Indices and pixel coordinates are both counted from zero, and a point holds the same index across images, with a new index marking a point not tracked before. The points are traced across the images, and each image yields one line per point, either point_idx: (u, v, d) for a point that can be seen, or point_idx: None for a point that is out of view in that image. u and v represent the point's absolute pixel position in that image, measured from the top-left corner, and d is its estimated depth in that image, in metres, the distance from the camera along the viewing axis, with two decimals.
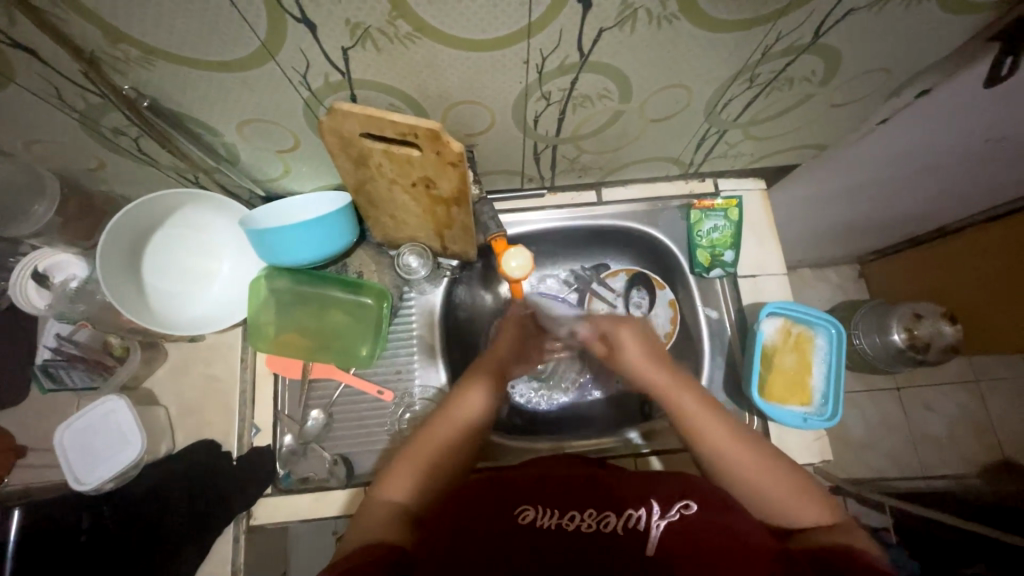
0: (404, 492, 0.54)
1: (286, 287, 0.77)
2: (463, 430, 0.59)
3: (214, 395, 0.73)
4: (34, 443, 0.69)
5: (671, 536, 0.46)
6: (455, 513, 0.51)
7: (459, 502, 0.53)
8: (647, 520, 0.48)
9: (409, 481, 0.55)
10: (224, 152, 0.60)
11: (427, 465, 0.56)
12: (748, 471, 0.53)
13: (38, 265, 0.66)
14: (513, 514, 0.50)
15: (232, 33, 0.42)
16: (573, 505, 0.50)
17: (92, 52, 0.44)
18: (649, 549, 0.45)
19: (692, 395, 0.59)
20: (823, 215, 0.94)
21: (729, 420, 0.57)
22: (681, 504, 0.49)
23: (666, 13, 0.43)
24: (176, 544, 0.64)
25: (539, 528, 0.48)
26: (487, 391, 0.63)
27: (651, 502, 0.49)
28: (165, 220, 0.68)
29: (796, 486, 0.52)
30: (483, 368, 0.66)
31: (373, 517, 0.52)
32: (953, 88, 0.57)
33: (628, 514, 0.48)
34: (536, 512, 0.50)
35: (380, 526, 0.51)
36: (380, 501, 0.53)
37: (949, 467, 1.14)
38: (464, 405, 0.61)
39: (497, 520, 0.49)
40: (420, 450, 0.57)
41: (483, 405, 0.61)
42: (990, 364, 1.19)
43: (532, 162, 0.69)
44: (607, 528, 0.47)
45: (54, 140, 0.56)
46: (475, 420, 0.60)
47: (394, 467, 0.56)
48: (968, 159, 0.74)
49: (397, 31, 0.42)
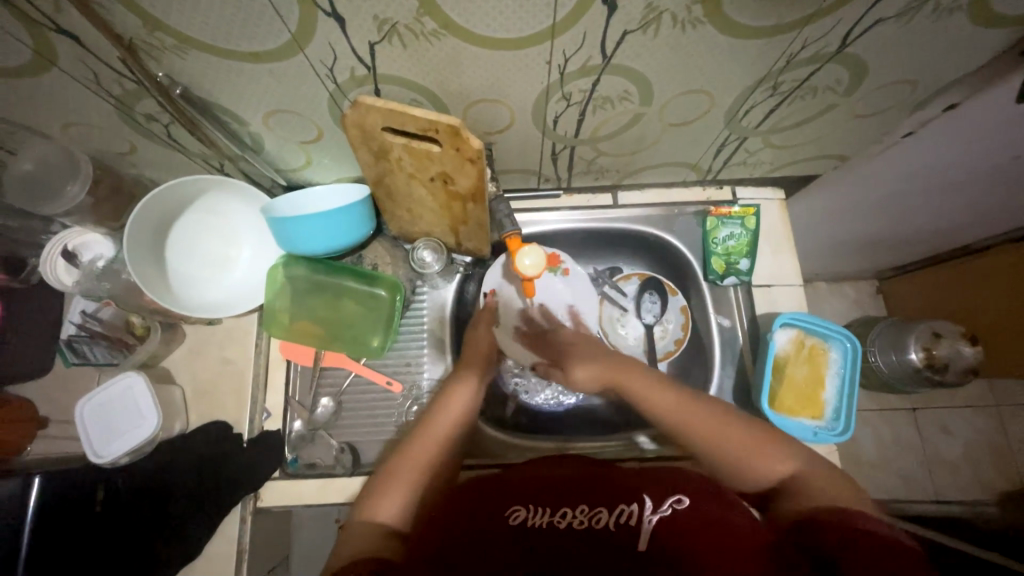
0: (393, 513, 0.52)
1: (302, 275, 0.78)
2: (449, 431, 0.61)
3: (227, 378, 0.75)
4: (57, 415, 0.71)
5: (662, 531, 0.48)
6: (447, 519, 0.53)
7: (452, 503, 0.55)
8: (640, 515, 0.49)
9: (398, 498, 0.53)
10: (249, 140, 0.62)
11: (414, 477, 0.55)
12: (711, 434, 0.56)
13: (69, 243, 0.69)
14: (504, 515, 0.52)
15: (264, 25, 0.43)
16: (564, 502, 0.52)
17: (131, 39, 0.45)
18: (641, 544, 0.47)
19: (642, 372, 0.64)
20: (843, 228, 0.92)
21: (673, 389, 0.61)
22: (673, 499, 0.50)
23: (690, 17, 0.43)
24: (184, 520, 0.66)
25: (528, 527, 0.50)
26: (473, 389, 0.66)
27: (643, 497, 0.51)
28: (188, 205, 0.70)
29: (761, 442, 0.54)
30: (468, 361, 0.70)
31: (362, 538, 0.49)
32: (983, 103, 0.55)
33: (620, 510, 0.50)
34: (527, 511, 0.52)
35: (368, 542, 0.49)
36: (367, 521, 0.51)
37: (963, 492, 1.11)
38: (450, 406, 0.63)
39: (485, 521, 0.52)
40: (408, 463, 0.56)
41: (469, 399, 0.65)
42: (1012, 389, 1.16)
43: (549, 162, 0.69)
44: (599, 525, 0.49)
45: (89, 124, 0.58)
46: (461, 421, 0.63)
47: (380, 485, 0.55)
48: (997, 177, 0.72)
49: (423, 27, 0.43)
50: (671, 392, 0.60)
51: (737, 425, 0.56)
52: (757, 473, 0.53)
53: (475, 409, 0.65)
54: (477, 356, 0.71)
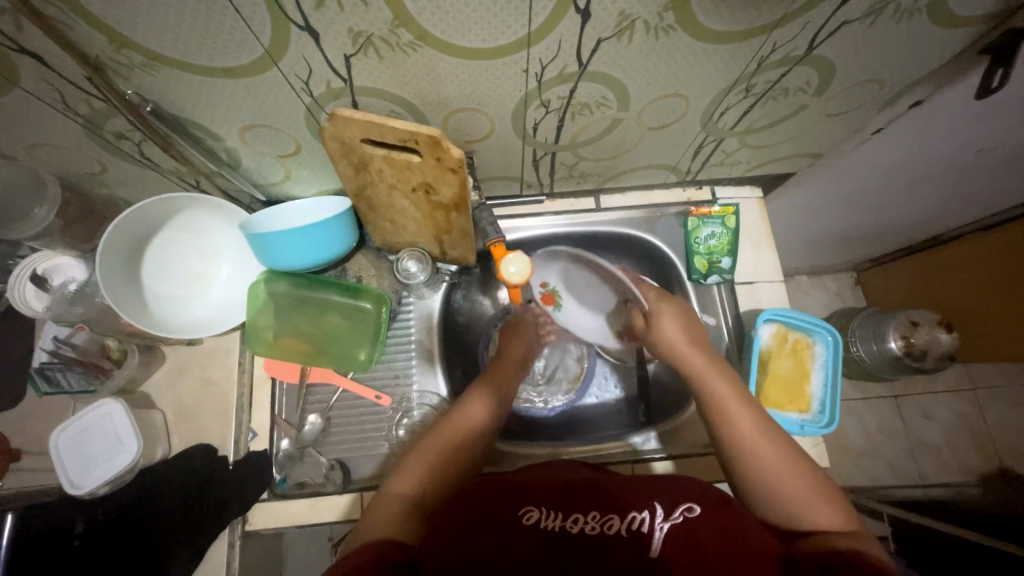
0: (415, 484, 0.54)
1: (285, 291, 0.76)
2: (461, 435, 0.60)
3: (210, 399, 0.73)
4: (29, 447, 0.68)
5: (676, 540, 0.45)
6: (453, 516, 0.49)
7: (462, 505, 0.50)
8: (652, 522, 0.46)
9: (415, 479, 0.55)
10: (225, 156, 0.61)
11: (434, 468, 0.56)
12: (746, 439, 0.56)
13: (38, 267, 0.67)
14: (516, 515, 0.48)
15: (235, 40, 0.42)
16: (576, 507, 0.48)
17: (97, 57, 0.44)
18: (655, 549, 0.44)
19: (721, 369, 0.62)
20: (819, 223, 0.94)
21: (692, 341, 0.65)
22: (684, 507, 0.48)
23: (663, 24, 0.44)
24: (170, 549, 0.64)
25: (541, 530, 0.46)
26: (487, 405, 0.64)
27: (654, 504, 0.48)
28: (166, 224, 0.68)
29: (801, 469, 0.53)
30: (493, 378, 0.69)
31: (383, 512, 0.51)
32: (947, 98, 0.57)
33: (631, 517, 0.47)
34: (540, 513, 0.48)
35: (389, 517, 0.50)
36: (391, 496, 0.53)
37: (946, 475, 1.14)
38: (456, 422, 0.61)
39: (505, 521, 0.48)
40: (427, 451, 0.58)
41: (483, 416, 0.63)
42: (987, 372, 1.20)
43: (531, 168, 0.70)
44: (611, 531, 0.46)
45: (57, 145, 0.56)
46: (466, 435, 0.60)
47: (404, 465, 0.57)
48: (964, 169, 0.74)
49: (399, 39, 0.43)
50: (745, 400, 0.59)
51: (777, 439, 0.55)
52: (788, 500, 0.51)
53: (489, 425, 0.63)
54: (499, 377, 0.69)
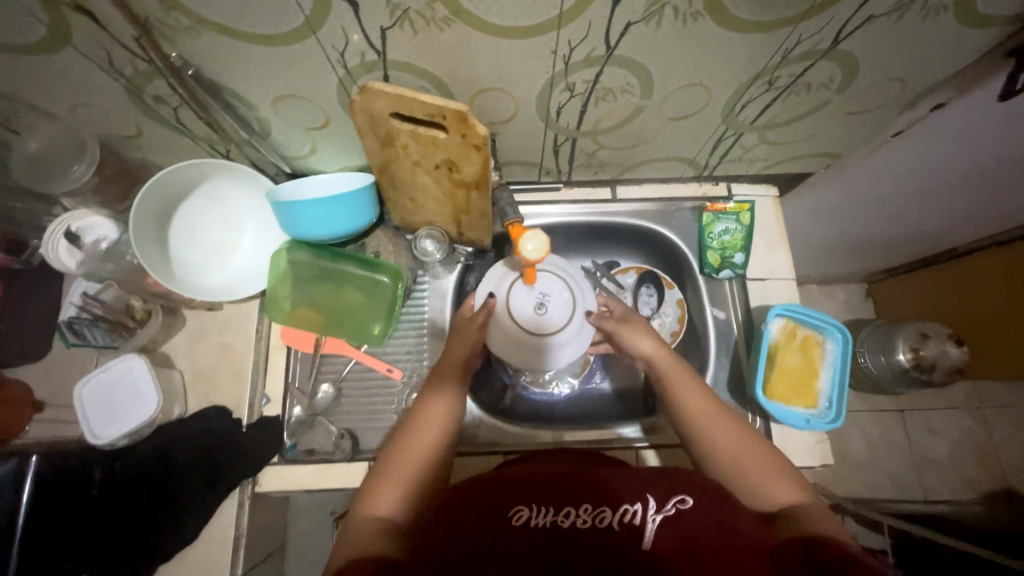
0: (391, 497, 0.55)
1: (306, 261, 0.78)
2: (436, 428, 0.61)
3: (226, 364, 0.75)
4: (53, 399, 0.71)
5: (667, 532, 0.45)
6: (444, 512, 0.49)
7: (449, 498, 0.51)
8: (644, 515, 0.47)
9: (393, 493, 0.55)
10: (256, 125, 0.63)
11: (411, 468, 0.57)
12: (712, 433, 0.59)
13: (71, 225, 0.68)
14: (507, 515, 0.47)
15: (278, 8, 0.44)
16: (568, 500, 0.48)
17: (147, 18, 0.46)
18: (647, 543, 0.45)
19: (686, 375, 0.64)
20: (833, 229, 0.95)
21: (663, 348, 0.68)
22: (677, 499, 0.48)
23: (691, 10, 0.45)
24: (182, 504, 0.66)
25: (533, 528, 0.46)
26: (452, 392, 0.64)
27: (647, 497, 0.48)
28: (194, 190, 0.71)
29: (769, 468, 0.56)
30: (445, 370, 0.66)
31: (362, 534, 0.51)
32: (968, 103, 0.58)
33: (624, 509, 0.47)
34: (531, 511, 0.47)
35: (370, 538, 0.51)
36: (368, 516, 0.53)
37: (949, 491, 1.13)
38: (425, 419, 0.61)
39: (493, 521, 0.47)
40: (402, 455, 0.58)
41: (449, 404, 0.63)
42: (996, 389, 1.19)
43: (551, 154, 0.71)
44: (603, 523, 0.46)
45: (99, 106, 0.58)
46: (436, 432, 0.61)
47: (378, 481, 0.57)
48: (981, 179, 0.74)
49: (434, 13, 0.44)
50: (708, 403, 0.61)
51: (749, 435, 0.59)
52: (762, 493, 0.55)
53: (457, 410, 0.63)
54: (450, 365, 0.66)
